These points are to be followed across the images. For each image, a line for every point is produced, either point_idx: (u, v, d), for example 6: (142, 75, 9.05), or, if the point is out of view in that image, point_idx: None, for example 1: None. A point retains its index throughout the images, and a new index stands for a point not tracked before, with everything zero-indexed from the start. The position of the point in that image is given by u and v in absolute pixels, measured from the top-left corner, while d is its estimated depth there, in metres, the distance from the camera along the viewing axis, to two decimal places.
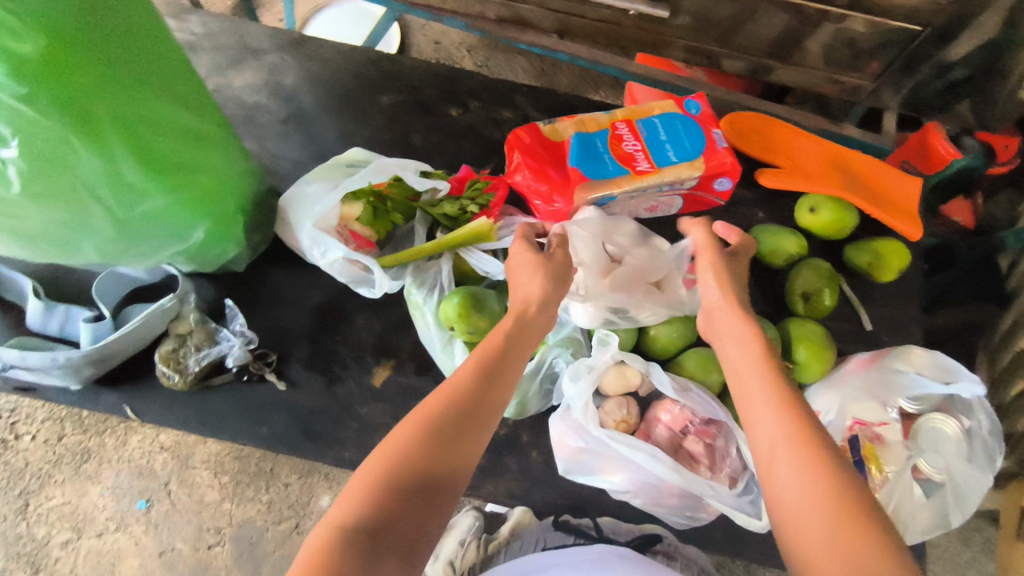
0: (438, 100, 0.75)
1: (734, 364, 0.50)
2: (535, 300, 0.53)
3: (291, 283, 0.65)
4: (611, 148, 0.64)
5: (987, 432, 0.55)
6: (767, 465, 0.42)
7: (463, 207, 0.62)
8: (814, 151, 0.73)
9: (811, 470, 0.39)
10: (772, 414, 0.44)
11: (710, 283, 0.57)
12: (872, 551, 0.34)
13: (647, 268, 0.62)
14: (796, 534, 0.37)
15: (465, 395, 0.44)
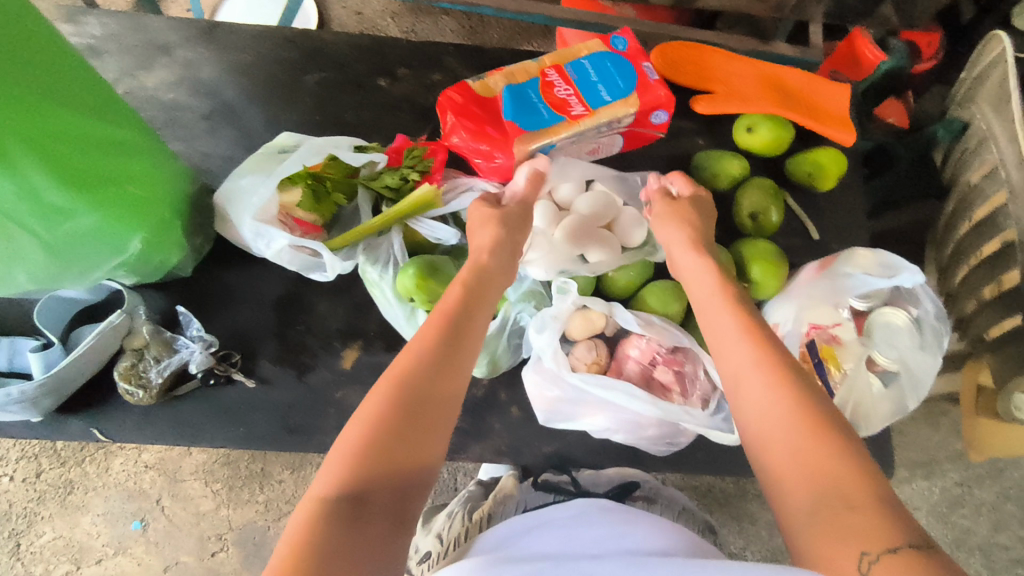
0: (365, 73, 0.73)
1: (699, 296, 0.52)
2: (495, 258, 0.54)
3: (245, 281, 0.64)
4: (544, 96, 0.64)
5: (934, 317, 0.57)
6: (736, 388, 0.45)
7: (404, 177, 0.61)
8: (746, 71, 0.73)
9: (778, 391, 0.42)
10: (739, 341, 0.46)
11: (669, 224, 0.59)
12: (842, 464, 0.37)
13: (599, 211, 0.62)
14: (769, 451, 0.40)
15: (436, 353, 0.45)
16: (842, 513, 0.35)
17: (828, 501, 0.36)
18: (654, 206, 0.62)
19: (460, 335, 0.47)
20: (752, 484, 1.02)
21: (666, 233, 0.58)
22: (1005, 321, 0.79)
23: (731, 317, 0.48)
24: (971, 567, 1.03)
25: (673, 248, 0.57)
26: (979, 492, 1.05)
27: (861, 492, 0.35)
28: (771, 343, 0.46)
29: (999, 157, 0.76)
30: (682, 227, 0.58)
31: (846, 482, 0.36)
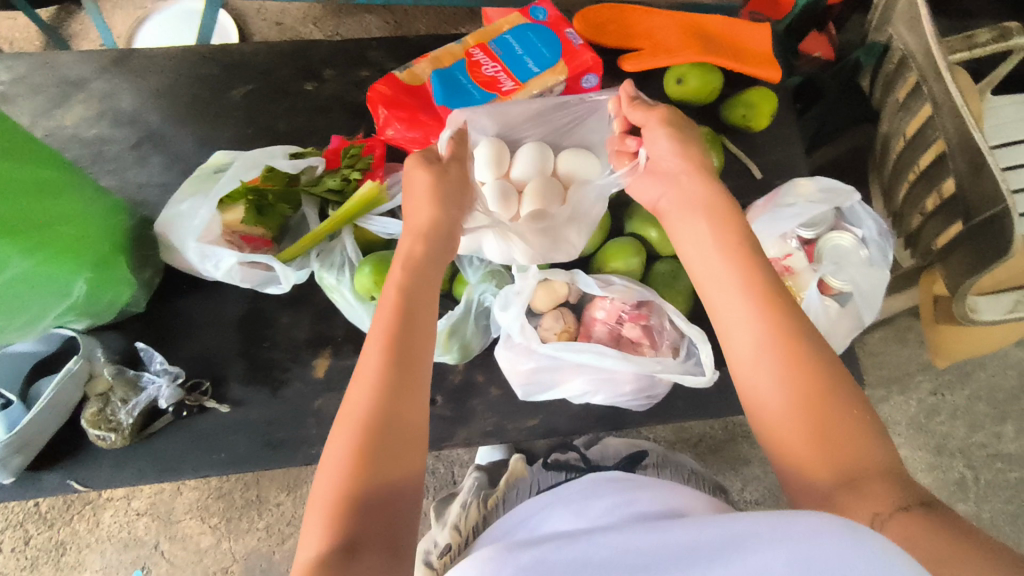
0: (290, 78, 0.72)
1: (691, 253, 0.50)
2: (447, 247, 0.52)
3: (202, 306, 0.63)
4: (472, 76, 0.64)
5: (878, 235, 0.60)
6: (740, 352, 0.43)
7: (345, 177, 0.61)
8: (668, 24, 0.74)
9: (785, 362, 0.41)
10: (743, 304, 0.44)
11: (659, 141, 0.55)
12: (849, 435, 0.38)
13: (547, 189, 0.60)
14: (774, 421, 0.40)
15: (411, 370, 0.43)
16: (854, 486, 0.36)
17: (839, 470, 0.37)
18: (637, 115, 0.57)
19: (423, 335, 0.45)
20: (739, 427, 1.05)
21: (659, 150, 0.55)
22: (945, 229, 0.81)
23: (732, 272, 0.46)
24: (955, 469, 1.08)
25: (673, 175, 0.54)
26: (951, 397, 1.10)
27: (867, 460, 0.37)
28: (772, 297, 0.44)
29: (919, 73, 0.79)
30: (677, 146, 0.54)
31: (851, 442, 0.38)
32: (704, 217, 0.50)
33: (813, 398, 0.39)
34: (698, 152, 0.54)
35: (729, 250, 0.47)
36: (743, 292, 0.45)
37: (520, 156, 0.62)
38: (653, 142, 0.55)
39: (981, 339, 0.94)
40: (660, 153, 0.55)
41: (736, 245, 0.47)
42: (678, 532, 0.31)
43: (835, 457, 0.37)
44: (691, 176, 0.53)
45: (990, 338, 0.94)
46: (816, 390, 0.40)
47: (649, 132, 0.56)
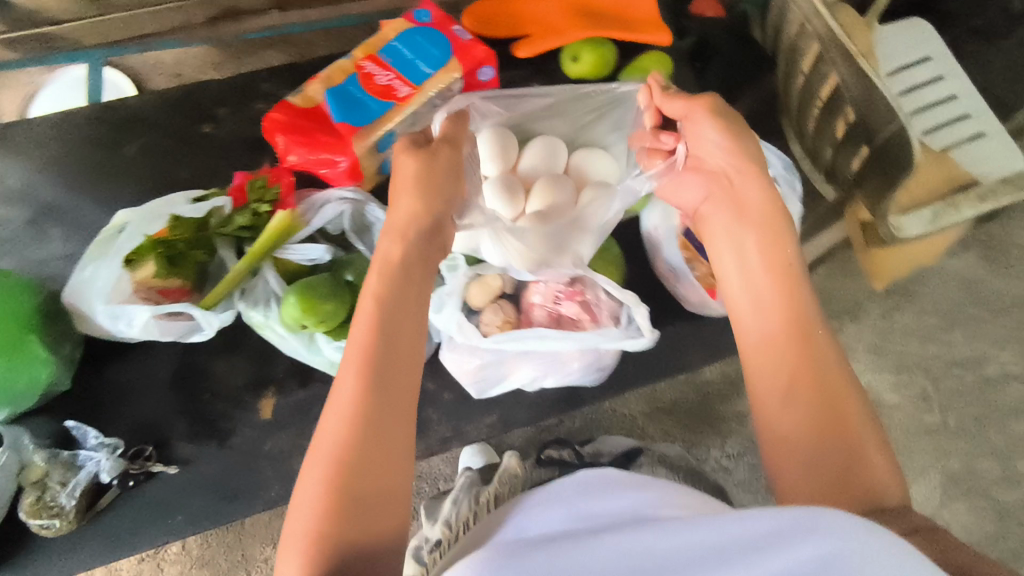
0: (184, 125, 0.70)
1: (724, 267, 0.51)
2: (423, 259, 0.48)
3: (131, 371, 0.60)
4: (366, 88, 0.63)
5: (784, 170, 0.62)
6: (768, 358, 0.46)
7: (255, 211, 0.59)
8: (554, 6, 0.75)
9: (810, 386, 0.43)
10: (776, 324, 0.46)
11: (707, 131, 0.52)
12: (875, 461, 0.40)
13: (556, 190, 0.60)
14: (796, 434, 0.43)
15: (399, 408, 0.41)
16: (879, 511, 0.38)
17: (864, 498, 0.39)
18: (677, 106, 0.55)
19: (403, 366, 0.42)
20: (710, 387, 1.07)
21: (707, 139, 0.52)
22: (855, 156, 0.84)
23: (769, 287, 0.48)
24: (917, 383, 1.12)
25: (718, 176, 0.53)
26: (901, 316, 1.14)
27: (886, 489, 0.39)
28: (807, 317, 0.46)
29: (801, 14, 0.81)
30: (723, 139, 0.52)
31: (865, 483, 0.40)
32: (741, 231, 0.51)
33: (839, 423, 0.42)
34: (748, 147, 0.52)
35: (773, 268, 0.48)
36: (777, 311, 0.47)
37: (529, 150, 0.62)
38: (699, 134, 0.53)
39: (904, 255, 1.00)
40: (708, 150, 0.53)
41: (782, 261, 0.48)
42: (693, 536, 0.31)
43: (845, 495, 0.40)
44: (742, 178, 0.51)
45: (911, 255, 1.00)
46: (840, 434, 0.42)
47: (694, 124, 0.53)
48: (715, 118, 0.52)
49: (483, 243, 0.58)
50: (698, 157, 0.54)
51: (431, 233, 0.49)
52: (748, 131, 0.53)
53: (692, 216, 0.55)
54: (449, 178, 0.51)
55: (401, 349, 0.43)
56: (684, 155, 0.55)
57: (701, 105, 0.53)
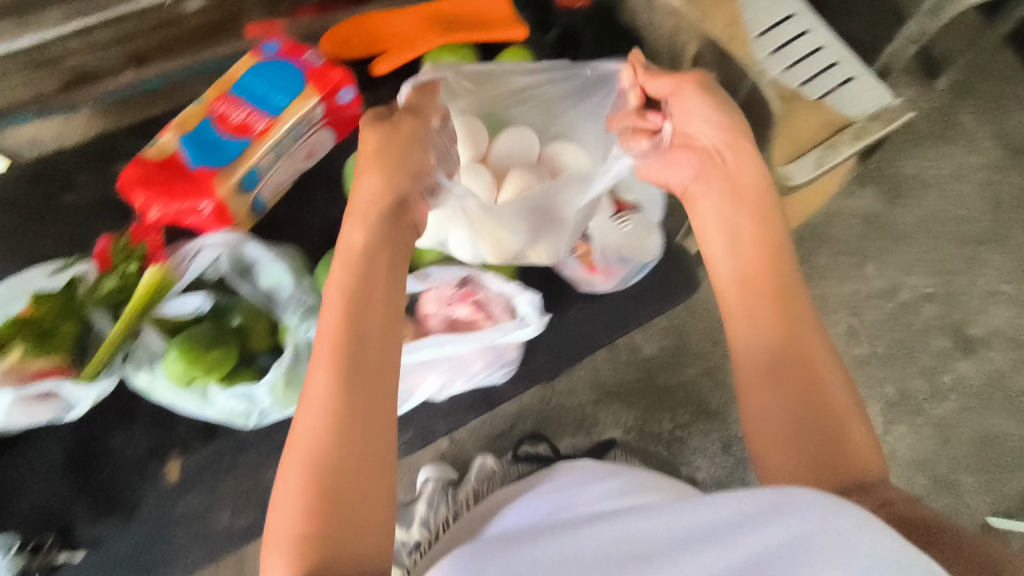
0: (46, 198, 0.69)
1: (711, 242, 0.53)
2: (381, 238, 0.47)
3: (17, 461, 0.57)
4: (222, 129, 0.63)
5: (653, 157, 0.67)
6: (752, 324, 0.48)
7: (121, 273, 0.58)
8: (409, 19, 0.75)
9: (796, 360, 0.45)
10: (759, 299, 0.48)
11: (693, 105, 0.55)
12: (854, 437, 0.42)
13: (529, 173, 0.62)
14: (784, 402, 0.45)
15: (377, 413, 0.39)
16: (852, 490, 0.40)
17: (839, 479, 0.41)
18: (665, 83, 0.57)
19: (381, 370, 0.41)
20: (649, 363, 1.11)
21: (694, 111, 0.55)
22: None
23: (758, 257, 0.50)
24: (842, 321, 1.17)
25: (694, 153, 0.56)
26: (815, 260, 1.19)
27: (861, 471, 0.41)
28: (792, 293, 0.48)
29: None
30: (707, 115, 0.54)
31: (847, 458, 0.41)
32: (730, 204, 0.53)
33: (823, 401, 0.44)
34: (732, 118, 0.54)
35: (764, 241, 0.50)
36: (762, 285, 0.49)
37: (501, 138, 0.64)
38: (686, 109, 0.56)
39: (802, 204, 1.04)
40: (695, 125, 0.56)
41: (774, 239, 0.50)
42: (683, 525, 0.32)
43: (829, 470, 0.41)
44: (728, 148, 0.54)
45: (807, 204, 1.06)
46: (821, 404, 0.43)
47: (679, 99, 0.56)
48: (702, 94, 0.55)
49: (453, 231, 0.61)
50: (685, 132, 0.56)
51: (396, 215, 0.49)
52: (732, 108, 0.55)
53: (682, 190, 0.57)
54: (412, 148, 0.51)
55: (374, 351, 0.41)
56: (670, 133, 0.58)
57: (688, 83, 0.56)
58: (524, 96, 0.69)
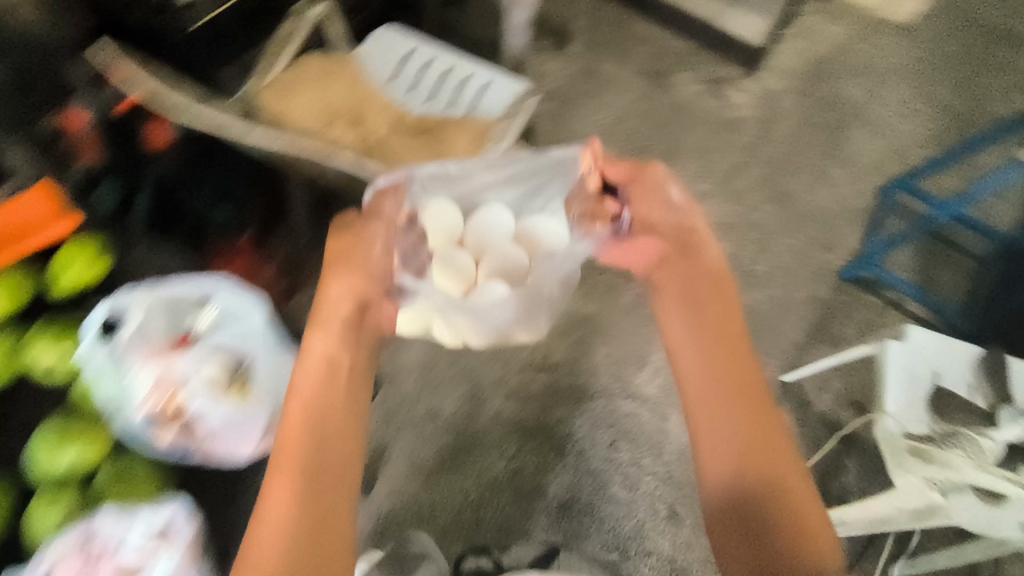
0: None
1: (668, 321, 0.81)
2: (331, 356, 0.71)
3: None
4: None
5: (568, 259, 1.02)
6: (712, 378, 0.74)
7: None
8: None
9: (755, 420, 0.71)
10: (713, 371, 0.74)
11: (651, 200, 0.91)
12: (812, 498, 0.68)
13: (498, 260, 1.06)
14: (746, 437, 0.70)
15: (323, 487, 0.62)
16: (811, 539, 0.64)
17: (808, 535, 0.65)
18: (633, 186, 0.93)
19: (318, 456, 0.63)
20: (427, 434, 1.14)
21: (649, 207, 0.91)
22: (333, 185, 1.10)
23: (727, 342, 0.76)
24: None
25: (640, 245, 0.91)
26: None
27: (817, 524, 0.66)
28: (754, 378, 0.73)
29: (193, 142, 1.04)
30: (661, 211, 0.90)
31: (801, 522, 0.66)
32: (686, 305, 0.81)
33: (790, 463, 0.69)
34: (680, 203, 0.89)
35: (726, 319, 0.78)
36: (735, 362, 0.74)
37: (480, 226, 1.09)
38: (647, 203, 0.91)
39: None
40: (655, 217, 0.91)
41: (732, 326, 0.77)
42: None
43: (794, 534, 0.65)
44: (695, 235, 0.87)
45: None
46: (765, 451, 0.69)
47: (638, 194, 0.92)
48: (660, 188, 0.90)
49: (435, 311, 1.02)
50: (657, 215, 0.90)
51: (325, 369, 0.70)
52: (685, 205, 0.89)
53: (648, 274, 0.90)
54: (369, 261, 0.81)
55: (323, 452, 0.64)
56: (626, 222, 0.93)
57: (653, 171, 0.92)
58: (494, 187, 1.10)
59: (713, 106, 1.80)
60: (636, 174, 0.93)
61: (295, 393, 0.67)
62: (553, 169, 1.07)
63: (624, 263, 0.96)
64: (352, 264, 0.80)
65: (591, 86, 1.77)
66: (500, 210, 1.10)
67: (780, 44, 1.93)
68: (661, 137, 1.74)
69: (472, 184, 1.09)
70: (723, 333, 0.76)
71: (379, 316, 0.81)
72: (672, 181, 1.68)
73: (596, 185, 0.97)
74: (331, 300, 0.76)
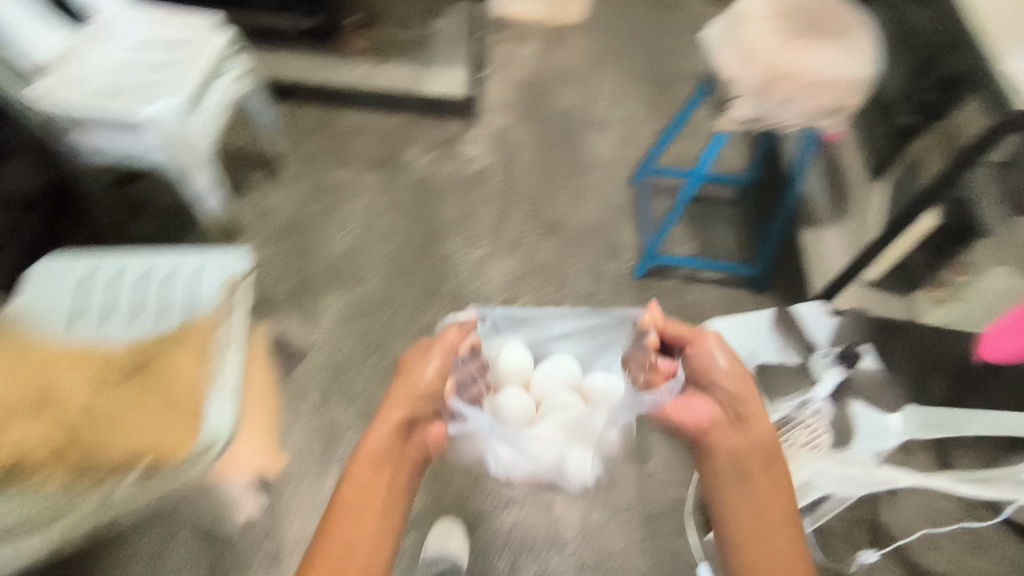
0: None
1: (718, 497, 0.84)
2: (393, 419, 0.87)
3: None
4: None
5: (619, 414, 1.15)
6: (751, 528, 0.79)
7: None
8: None
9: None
10: (754, 526, 0.79)
11: (718, 354, 0.97)
12: None
13: (559, 407, 1.20)
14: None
15: (379, 520, 0.76)
16: None
17: None
18: (699, 343, 1.00)
19: (377, 488, 0.79)
20: None
21: (716, 357, 0.96)
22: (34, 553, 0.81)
23: (782, 510, 0.80)
24: None
25: (690, 407, 0.96)
26: None
27: None
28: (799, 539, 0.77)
29: None
30: (731, 366, 0.94)
31: None
32: (752, 479, 0.83)
33: None
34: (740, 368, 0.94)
35: (779, 495, 0.81)
36: (771, 513, 0.79)
37: (543, 375, 1.24)
38: (710, 355, 0.97)
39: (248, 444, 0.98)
40: (717, 372, 0.95)
41: (788, 515, 0.80)
42: None
43: None
44: (747, 404, 0.90)
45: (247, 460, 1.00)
46: None
47: (703, 345, 0.99)
48: (722, 346, 0.96)
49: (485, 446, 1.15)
50: (712, 369, 0.96)
51: (396, 432, 0.86)
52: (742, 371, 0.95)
53: (702, 436, 0.91)
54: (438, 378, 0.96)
55: (380, 501, 0.78)
56: (679, 385, 1.00)
57: (708, 338, 0.99)
58: (558, 339, 1.27)
59: (454, 168, 1.76)
60: (698, 335, 1.00)
61: (367, 446, 0.83)
62: (611, 326, 1.21)
63: (676, 422, 0.96)
64: (402, 391, 0.92)
65: (324, 202, 1.64)
66: (565, 359, 1.26)
67: (486, 82, 1.95)
68: (418, 219, 1.65)
69: (545, 338, 1.28)
70: (771, 507, 0.80)
71: (426, 434, 0.91)
72: (449, 257, 1.60)
73: (652, 345, 1.06)
74: (386, 415, 0.88)
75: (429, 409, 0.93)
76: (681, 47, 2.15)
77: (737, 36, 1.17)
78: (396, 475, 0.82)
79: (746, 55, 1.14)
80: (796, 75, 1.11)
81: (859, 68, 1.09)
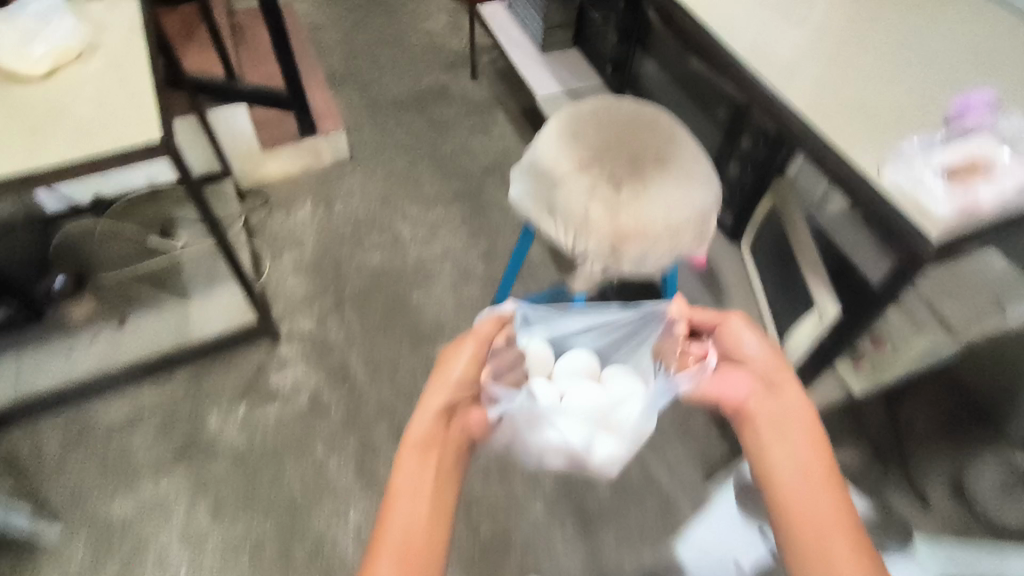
0: None
1: (765, 426, 0.74)
2: (462, 380, 0.78)
3: None
4: None
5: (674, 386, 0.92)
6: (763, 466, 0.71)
7: None
8: None
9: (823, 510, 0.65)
10: (781, 449, 0.71)
11: (748, 338, 0.82)
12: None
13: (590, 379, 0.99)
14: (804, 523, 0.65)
15: (445, 501, 0.66)
16: None
17: None
18: (722, 338, 0.85)
19: (436, 442, 0.70)
20: None
21: (749, 342, 0.82)
22: None
23: (807, 441, 0.70)
24: None
25: (738, 375, 0.80)
26: None
27: None
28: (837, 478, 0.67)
29: None
30: (761, 343, 0.81)
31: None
32: (798, 398, 0.74)
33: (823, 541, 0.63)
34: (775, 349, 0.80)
35: (814, 436, 0.71)
36: (807, 439, 0.70)
37: (575, 356, 1.02)
38: (742, 336, 0.82)
39: None
40: (751, 347, 0.81)
41: (822, 440, 0.70)
42: None
43: None
44: (783, 374, 0.77)
45: None
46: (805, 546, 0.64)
47: (731, 328, 0.84)
48: (752, 329, 0.82)
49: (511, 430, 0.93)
50: (743, 352, 0.82)
51: (462, 388, 0.78)
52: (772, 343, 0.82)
53: (741, 409, 0.77)
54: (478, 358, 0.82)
55: (449, 475, 0.69)
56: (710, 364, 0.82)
57: (735, 321, 0.85)
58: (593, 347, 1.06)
59: (277, 412, 1.38)
60: (722, 316, 0.87)
61: (431, 406, 0.74)
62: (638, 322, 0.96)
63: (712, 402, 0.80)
64: (438, 380, 0.78)
65: (122, 556, 1.19)
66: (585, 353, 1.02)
67: (273, 284, 1.61)
68: (260, 510, 1.25)
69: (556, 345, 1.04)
70: (807, 426, 0.71)
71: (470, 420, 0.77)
72: (319, 542, 1.22)
73: (682, 336, 0.89)
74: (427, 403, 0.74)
75: (467, 396, 0.78)
76: (465, 148, 1.96)
77: (552, 201, 0.93)
78: (455, 465, 0.71)
79: (578, 224, 0.90)
80: (648, 229, 0.89)
81: (707, 196, 0.92)
